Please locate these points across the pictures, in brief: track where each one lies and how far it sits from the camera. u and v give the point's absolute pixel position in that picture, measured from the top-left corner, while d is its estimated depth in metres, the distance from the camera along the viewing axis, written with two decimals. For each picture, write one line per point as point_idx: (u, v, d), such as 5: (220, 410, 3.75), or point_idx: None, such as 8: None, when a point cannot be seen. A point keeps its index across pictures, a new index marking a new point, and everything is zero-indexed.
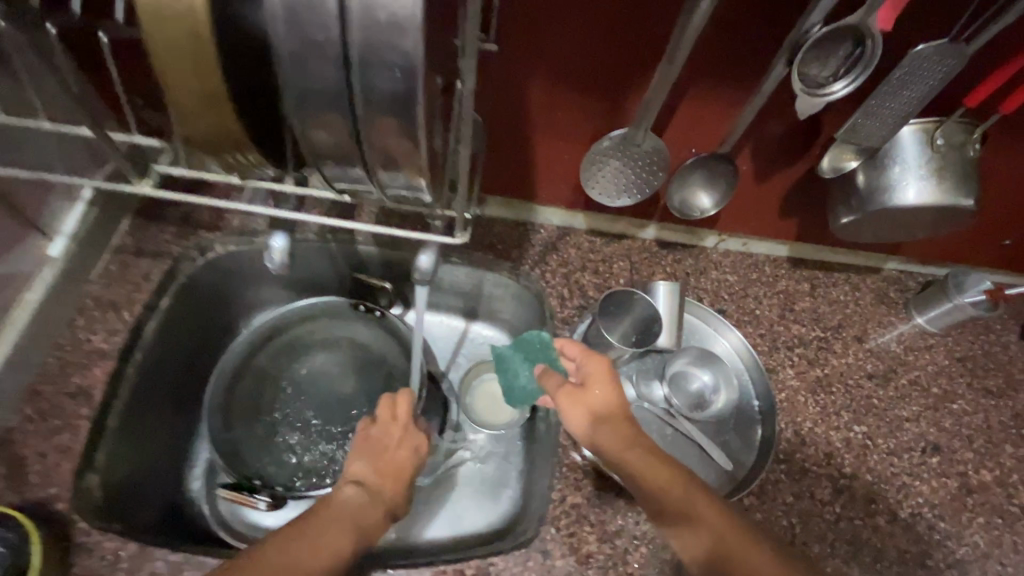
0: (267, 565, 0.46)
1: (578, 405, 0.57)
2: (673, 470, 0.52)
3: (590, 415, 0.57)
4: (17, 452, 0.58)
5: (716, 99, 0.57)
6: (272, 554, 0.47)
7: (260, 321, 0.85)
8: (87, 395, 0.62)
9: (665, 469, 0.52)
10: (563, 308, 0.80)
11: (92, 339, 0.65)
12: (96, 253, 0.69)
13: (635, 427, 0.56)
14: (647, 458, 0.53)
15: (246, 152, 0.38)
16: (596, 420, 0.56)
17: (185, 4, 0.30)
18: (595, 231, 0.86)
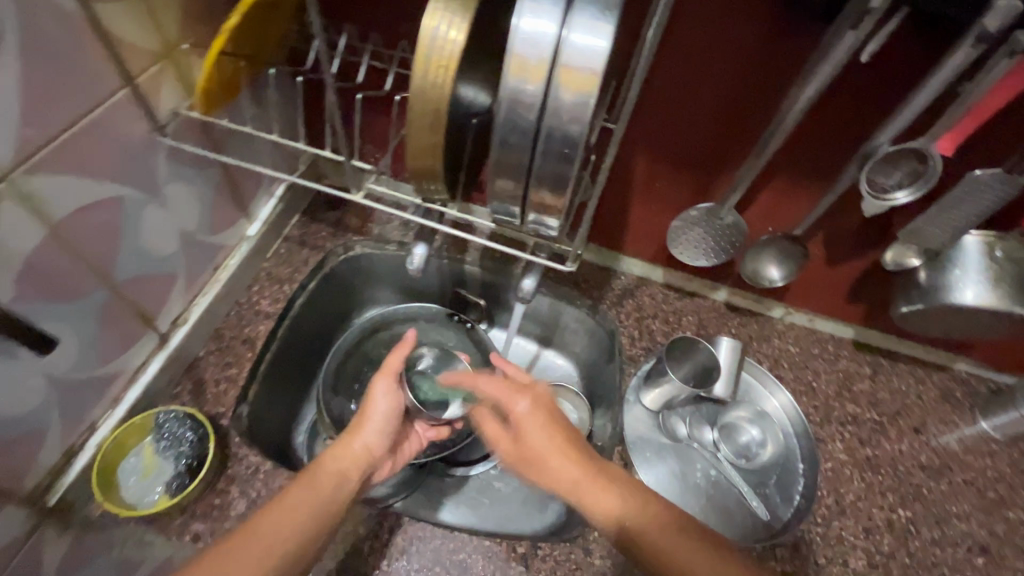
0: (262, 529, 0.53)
1: (520, 450, 0.60)
2: (642, 507, 0.56)
3: (531, 457, 0.59)
4: (200, 375, 0.76)
5: (796, 190, 0.67)
6: (267, 520, 0.54)
7: (373, 314, 1.02)
8: (253, 343, 0.80)
9: (626, 506, 0.56)
10: (631, 346, 0.90)
11: (261, 302, 0.84)
12: (274, 237, 0.90)
13: (584, 460, 0.59)
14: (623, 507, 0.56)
15: (437, 184, 0.52)
16: (538, 461, 0.59)
17: (438, 91, 0.44)
18: (670, 285, 0.97)
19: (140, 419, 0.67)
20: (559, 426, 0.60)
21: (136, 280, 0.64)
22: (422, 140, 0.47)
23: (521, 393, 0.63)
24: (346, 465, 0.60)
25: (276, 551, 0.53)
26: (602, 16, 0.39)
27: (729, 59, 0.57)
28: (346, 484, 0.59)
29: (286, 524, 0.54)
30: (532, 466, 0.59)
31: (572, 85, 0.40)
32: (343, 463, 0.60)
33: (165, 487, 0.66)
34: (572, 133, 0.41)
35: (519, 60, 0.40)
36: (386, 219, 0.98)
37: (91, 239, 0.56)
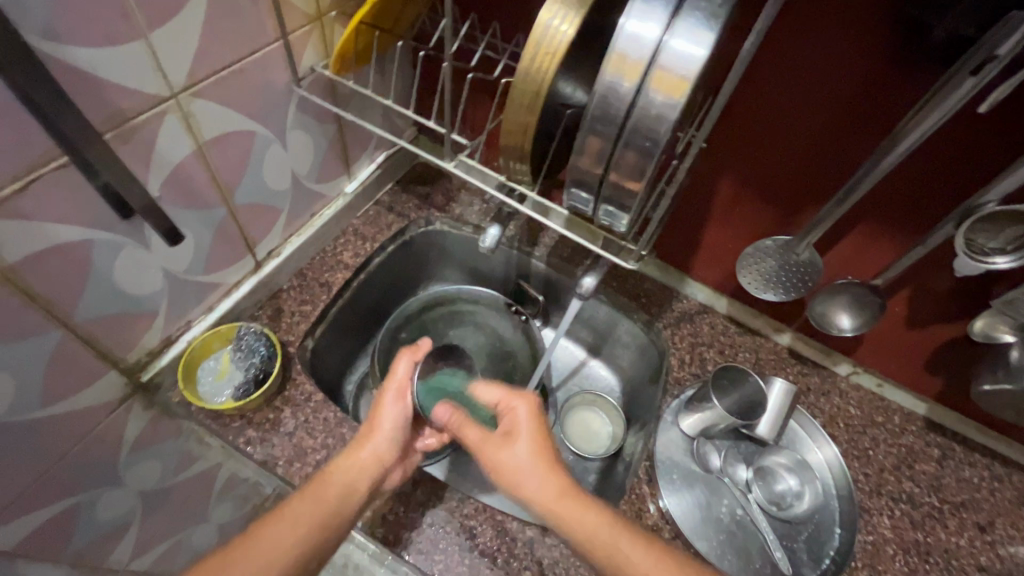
0: (260, 542, 0.52)
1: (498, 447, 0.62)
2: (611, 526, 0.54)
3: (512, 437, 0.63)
4: (280, 305, 0.85)
5: (883, 238, 0.65)
6: (264, 534, 0.53)
7: (438, 288, 1.09)
8: (329, 287, 0.88)
9: (585, 516, 0.55)
10: (679, 369, 0.88)
11: (344, 253, 0.92)
12: (367, 199, 0.98)
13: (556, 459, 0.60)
14: (571, 506, 0.56)
15: (523, 163, 0.56)
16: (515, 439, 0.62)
17: (540, 76, 0.48)
18: (732, 318, 0.95)
19: (224, 328, 0.76)
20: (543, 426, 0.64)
21: (249, 208, 0.73)
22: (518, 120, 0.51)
23: (520, 396, 0.66)
24: (359, 469, 0.62)
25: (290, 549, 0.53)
26: (706, 23, 0.40)
27: (832, 94, 0.57)
28: (352, 497, 0.60)
29: (298, 528, 0.55)
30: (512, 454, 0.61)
31: (661, 86, 0.41)
32: (352, 474, 0.62)
33: (233, 391, 0.74)
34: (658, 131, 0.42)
35: (617, 57, 0.42)
36: (468, 202, 1.04)
37: (224, 162, 0.65)
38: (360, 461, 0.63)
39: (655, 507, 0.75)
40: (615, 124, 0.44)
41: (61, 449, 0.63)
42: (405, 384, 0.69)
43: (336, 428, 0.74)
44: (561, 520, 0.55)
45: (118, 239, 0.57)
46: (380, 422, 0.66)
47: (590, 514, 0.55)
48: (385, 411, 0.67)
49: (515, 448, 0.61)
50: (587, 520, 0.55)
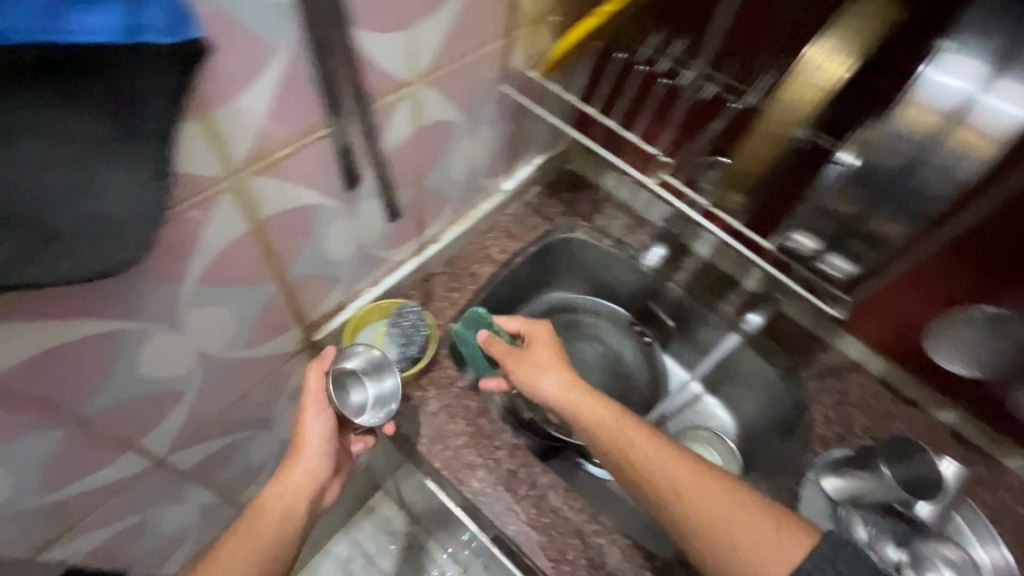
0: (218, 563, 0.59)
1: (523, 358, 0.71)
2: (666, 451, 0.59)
3: (530, 359, 0.70)
4: (431, 288, 0.88)
5: None
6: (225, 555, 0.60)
7: (560, 296, 1.09)
8: (476, 279, 0.90)
9: (638, 436, 0.61)
10: (823, 427, 0.83)
11: (491, 248, 0.95)
12: (517, 199, 1.00)
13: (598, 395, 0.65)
14: (640, 439, 0.60)
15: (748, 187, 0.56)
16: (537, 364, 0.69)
17: (801, 108, 0.48)
18: (886, 382, 0.87)
19: (386, 302, 0.80)
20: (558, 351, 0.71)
21: (432, 194, 0.77)
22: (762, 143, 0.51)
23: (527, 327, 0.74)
24: (297, 489, 0.66)
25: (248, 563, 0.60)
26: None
27: None
28: (294, 519, 0.64)
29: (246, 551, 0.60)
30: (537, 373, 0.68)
31: (965, 143, 0.39)
32: (284, 500, 0.65)
33: None
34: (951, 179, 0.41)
35: (914, 109, 0.40)
36: (612, 215, 1.03)
37: (429, 149, 0.68)
38: (294, 485, 0.66)
39: None
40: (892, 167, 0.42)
41: (243, 390, 0.69)
42: (323, 394, 0.67)
43: (475, 417, 0.76)
44: (625, 450, 0.60)
45: (338, 208, 0.61)
46: (305, 440, 0.67)
47: (617, 425, 0.62)
48: (306, 428, 0.66)
49: (548, 374, 0.68)
50: (603, 418, 0.63)
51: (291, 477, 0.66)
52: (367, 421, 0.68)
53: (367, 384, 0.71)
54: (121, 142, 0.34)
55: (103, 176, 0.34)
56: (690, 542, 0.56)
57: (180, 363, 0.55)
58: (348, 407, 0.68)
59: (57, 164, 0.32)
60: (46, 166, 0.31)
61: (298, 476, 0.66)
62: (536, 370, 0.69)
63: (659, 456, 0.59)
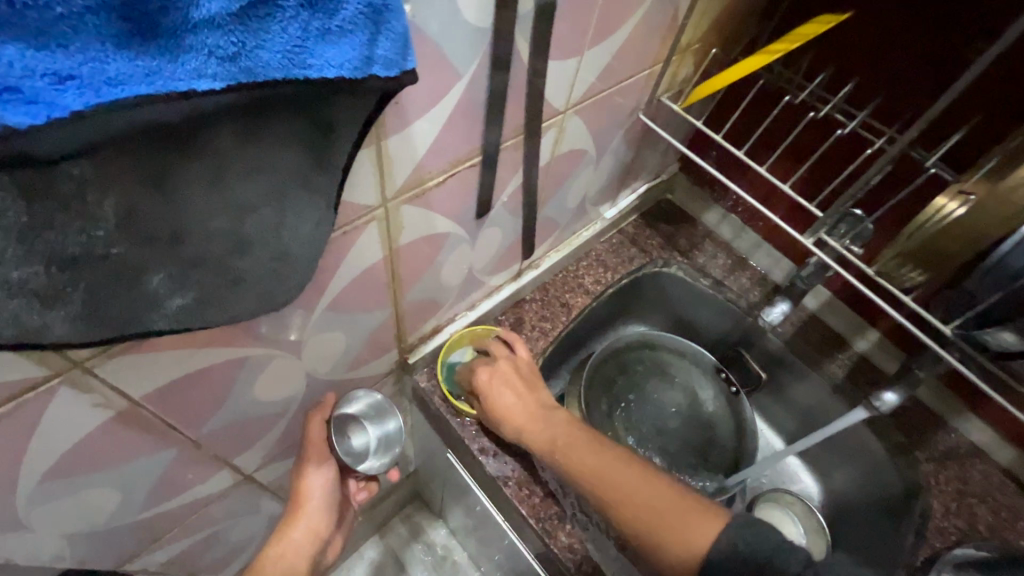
0: None
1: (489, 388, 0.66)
2: (601, 451, 0.55)
3: (492, 387, 0.66)
4: (522, 315, 0.84)
5: None
6: None
7: (642, 331, 1.02)
8: (568, 309, 0.85)
9: (585, 447, 0.56)
10: (943, 519, 0.75)
11: (584, 276, 0.90)
12: (613, 227, 0.95)
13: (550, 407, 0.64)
14: (584, 452, 0.56)
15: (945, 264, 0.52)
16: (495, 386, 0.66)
17: None
18: (1014, 476, 0.79)
19: (479, 329, 0.75)
20: (529, 368, 0.69)
21: (544, 221, 0.72)
22: (975, 221, 0.47)
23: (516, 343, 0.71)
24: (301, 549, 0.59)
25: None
26: None
27: None
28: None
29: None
30: (497, 390, 0.66)
31: None
32: (283, 559, 0.58)
33: (473, 394, 0.72)
34: None
35: None
36: (712, 253, 0.97)
37: (557, 177, 0.64)
38: (293, 544, 0.59)
39: None
40: None
41: None
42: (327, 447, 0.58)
43: None
44: (575, 467, 0.55)
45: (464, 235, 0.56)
46: (307, 496, 0.60)
47: (550, 431, 0.60)
48: (307, 484, 0.59)
49: (507, 385, 0.66)
50: (546, 436, 0.60)
51: (286, 537, 0.59)
52: (371, 469, 0.59)
53: (368, 428, 0.62)
54: (316, 174, 0.31)
55: (296, 211, 0.30)
56: (640, 540, 0.49)
57: (289, 385, 0.53)
58: (348, 455, 0.59)
59: (258, 203, 0.28)
60: (247, 204, 0.28)
61: (297, 534, 0.60)
62: (499, 381, 0.66)
63: (591, 457, 0.55)
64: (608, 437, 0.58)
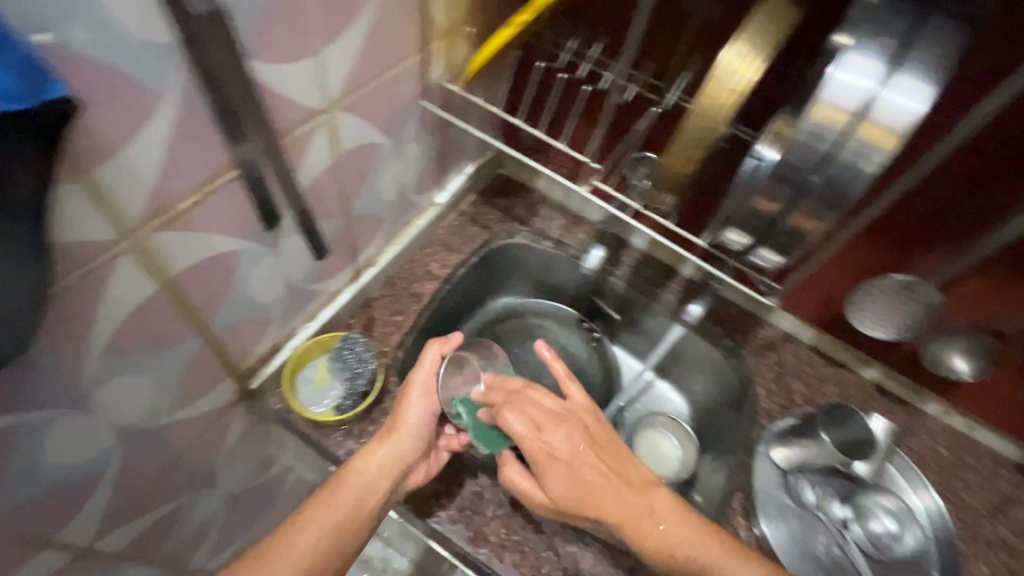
0: None
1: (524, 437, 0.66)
2: (669, 512, 0.61)
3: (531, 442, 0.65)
4: (373, 314, 0.85)
5: (1013, 288, 0.65)
6: None
7: (505, 301, 1.08)
8: (419, 298, 0.88)
9: (648, 507, 0.61)
10: (767, 400, 0.87)
11: (431, 263, 0.93)
12: (451, 210, 0.98)
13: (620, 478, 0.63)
14: (651, 522, 0.60)
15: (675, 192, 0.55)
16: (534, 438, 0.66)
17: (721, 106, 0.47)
18: (819, 349, 0.93)
19: (325, 337, 0.76)
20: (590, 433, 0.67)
21: (361, 219, 0.73)
22: (689, 146, 0.49)
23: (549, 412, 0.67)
24: (373, 481, 0.64)
25: (320, 537, 0.59)
26: (925, 78, 0.39)
27: (987, 144, 0.57)
28: (372, 497, 0.64)
29: (317, 522, 0.60)
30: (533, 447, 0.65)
31: (872, 135, 0.40)
32: (369, 474, 0.64)
33: (333, 402, 0.74)
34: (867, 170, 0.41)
35: (827, 107, 0.41)
36: (549, 216, 1.04)
37: (353, 174, 0.65)
38: (375, 466, 0.64)
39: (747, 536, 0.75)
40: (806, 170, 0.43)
41: (178, 454, 0.63)
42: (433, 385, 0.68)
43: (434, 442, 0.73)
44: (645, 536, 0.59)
45: (259, 248, 0.56)
46: (405, 417, 0.67)
47: (615, 507, 0.61)
48: (409, 406, 0.68)
49: (563, 441, 0.65)
50: (620, 515, 0.60)
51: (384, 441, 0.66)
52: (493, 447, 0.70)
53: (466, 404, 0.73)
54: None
55: None
56: None
57: (96, 444, 0.51)
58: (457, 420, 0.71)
59: None
60: None
61: (385, 450, 0.65)
62: (518, 410, 0.67)
63: (668, 531, 0.59)
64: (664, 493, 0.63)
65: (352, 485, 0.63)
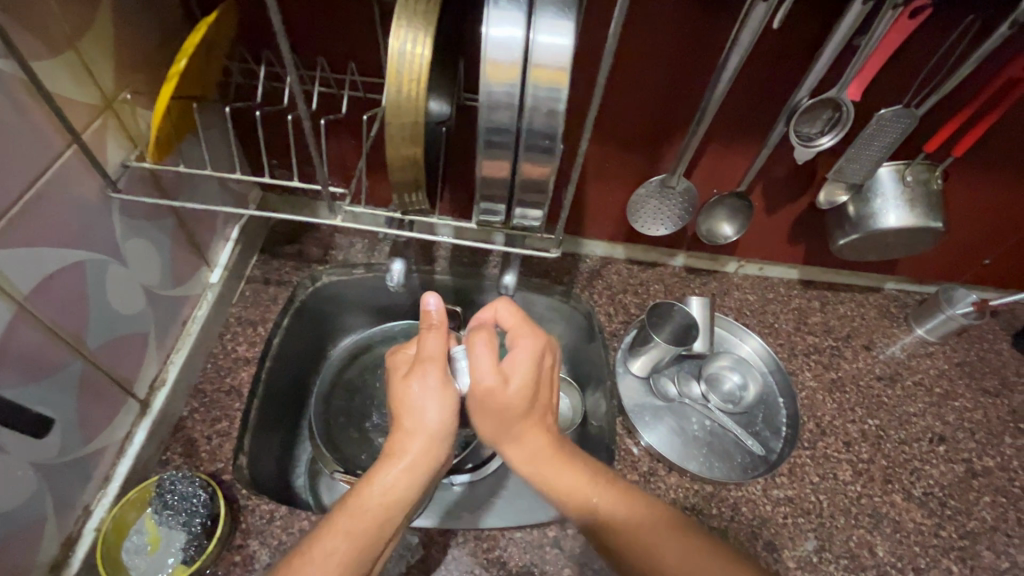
0: None
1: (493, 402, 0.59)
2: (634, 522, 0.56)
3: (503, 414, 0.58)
4: (190, 435, 0.72)
5: (733, 152, 0.75)
6: None
7: (346, 344, 1.01)
8: (238, 392, 0.77)
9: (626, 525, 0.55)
10: (610, 323, 0.94)
11: (238, 348, 0.82)
12: (236, 281, 0.88)
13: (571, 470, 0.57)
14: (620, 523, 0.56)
15: (417, 194, 0.53)
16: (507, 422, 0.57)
17: (411, 104, 0.45)
18: (632, 259, 1.02)
19: (136, 494, 0.63)
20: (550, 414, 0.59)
21: (107, 347, 0.61)
22: (406, 141, 0.47)
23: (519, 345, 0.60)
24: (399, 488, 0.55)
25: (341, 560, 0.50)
26: (563, 14, 0.40)
27: (659, 41, 0.64)
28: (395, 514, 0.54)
29: (337, 549, 0.51)
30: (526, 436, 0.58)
31: (544, 79, 0.41)
32: (396, 486, 0.55)
33: (178, 556, 0.61)
34: (556, 109, 0.42)
35: (492, 65, 0.41)
36: (347, 243, 0.98)
37: (58, 309, 0.53)
38: (398, 474, 0.55)
39: (637, 448, 0.80)
40: (509, 129, 0.43)
41: None
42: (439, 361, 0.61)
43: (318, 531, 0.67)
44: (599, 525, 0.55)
45: None
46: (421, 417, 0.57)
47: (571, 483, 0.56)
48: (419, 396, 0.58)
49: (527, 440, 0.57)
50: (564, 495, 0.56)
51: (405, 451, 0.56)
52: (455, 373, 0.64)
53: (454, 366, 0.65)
54: None
55: None
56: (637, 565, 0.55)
57: None
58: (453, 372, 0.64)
59: None
60: None
61: (415, 446, 0.56)
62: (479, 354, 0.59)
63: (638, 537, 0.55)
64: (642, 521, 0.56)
65: (377, 499, 0.54)
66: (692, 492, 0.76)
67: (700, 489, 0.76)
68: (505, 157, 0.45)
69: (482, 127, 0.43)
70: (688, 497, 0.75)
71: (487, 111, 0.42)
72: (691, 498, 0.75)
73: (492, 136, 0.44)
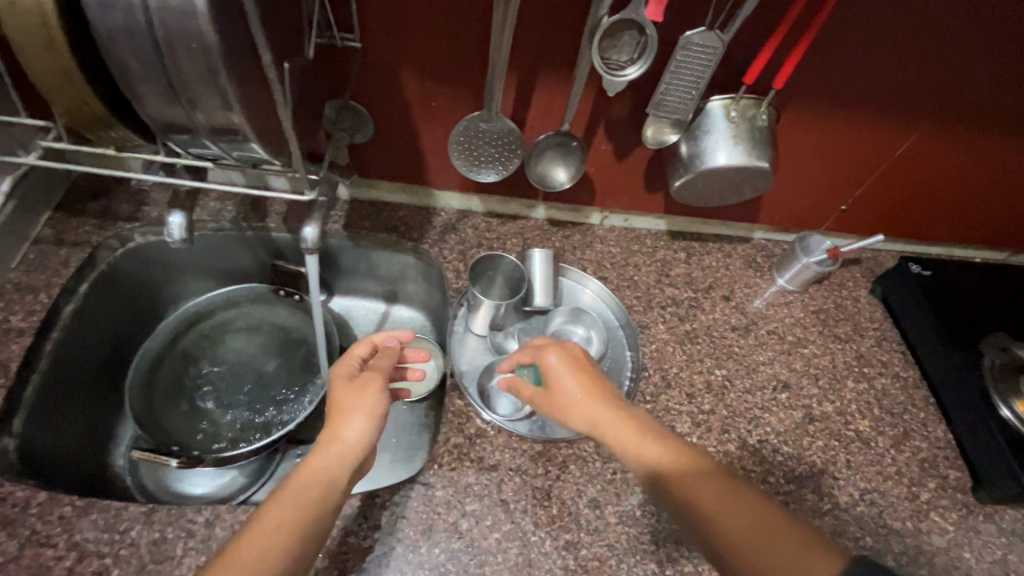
0: None
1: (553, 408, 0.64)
2: (757, 510, 0.52)
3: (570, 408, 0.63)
4: None
5: (554, 84, 0.69)
6: None
7: (184, 309, 0.92)
8: (4, 367, 0.69)
9: (722, 496, 0.53)
10: (458, 280, 0.88)
11: (12, 318, 0.73)
12: (17, 243, 0.77)
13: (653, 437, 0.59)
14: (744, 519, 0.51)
15: (113, 125, 0.46)
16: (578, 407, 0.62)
17: (34, 3, 0.37)
18: (491, 212, 0.96)
19: None
20: (594, 379, 0.64)
21: None
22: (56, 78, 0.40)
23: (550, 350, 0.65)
24: (319, 482, 0.56)
25: (275, 543, 0.51)
26: None
27: None
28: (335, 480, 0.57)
29: (285, 519, 0.53)
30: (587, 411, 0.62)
31: None
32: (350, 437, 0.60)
33: None
34: (196, 14, 0.34)
35: None
36: (164, 196, 0.86)
37: None
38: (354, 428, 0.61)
39: (484, 423, 0.74)
40: (144, 36, 0.36)
41: None
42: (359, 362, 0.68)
43: (81, 517, 0.60)
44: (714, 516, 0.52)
45: None
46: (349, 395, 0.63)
47: (665, 457, 0.57)
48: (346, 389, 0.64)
49: (597, 411, 0.61)
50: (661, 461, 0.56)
51: (342, 431, 0.60)
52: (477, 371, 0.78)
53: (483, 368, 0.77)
54: None
55: None
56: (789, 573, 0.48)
57: None
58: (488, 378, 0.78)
59: None
60: None
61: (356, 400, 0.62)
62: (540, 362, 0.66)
63: (763, 529, 0.51)
64: (760, 492, 0.54)
65: (323, 458, 0.58)
66: (519, 453, 0.72)
67: (529, 448, 0.73)
68: (155, 69, 0.37)
69: (99, 23, 0.35)
70: (514, 458, 0.71)
71: (100, 4, 0.34)
72: (517, 459, 0.72)
73: (121, 30, 0.36)
